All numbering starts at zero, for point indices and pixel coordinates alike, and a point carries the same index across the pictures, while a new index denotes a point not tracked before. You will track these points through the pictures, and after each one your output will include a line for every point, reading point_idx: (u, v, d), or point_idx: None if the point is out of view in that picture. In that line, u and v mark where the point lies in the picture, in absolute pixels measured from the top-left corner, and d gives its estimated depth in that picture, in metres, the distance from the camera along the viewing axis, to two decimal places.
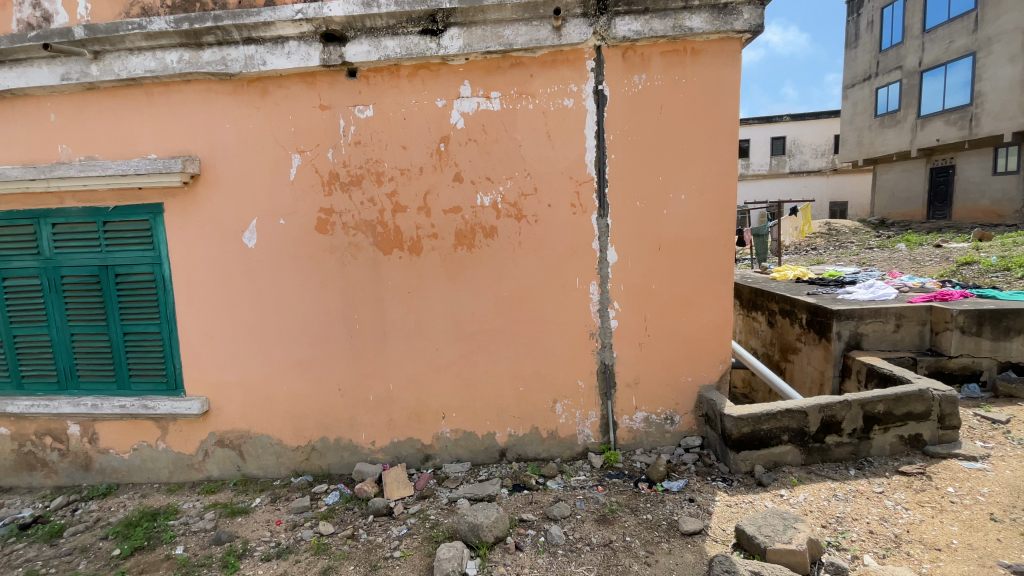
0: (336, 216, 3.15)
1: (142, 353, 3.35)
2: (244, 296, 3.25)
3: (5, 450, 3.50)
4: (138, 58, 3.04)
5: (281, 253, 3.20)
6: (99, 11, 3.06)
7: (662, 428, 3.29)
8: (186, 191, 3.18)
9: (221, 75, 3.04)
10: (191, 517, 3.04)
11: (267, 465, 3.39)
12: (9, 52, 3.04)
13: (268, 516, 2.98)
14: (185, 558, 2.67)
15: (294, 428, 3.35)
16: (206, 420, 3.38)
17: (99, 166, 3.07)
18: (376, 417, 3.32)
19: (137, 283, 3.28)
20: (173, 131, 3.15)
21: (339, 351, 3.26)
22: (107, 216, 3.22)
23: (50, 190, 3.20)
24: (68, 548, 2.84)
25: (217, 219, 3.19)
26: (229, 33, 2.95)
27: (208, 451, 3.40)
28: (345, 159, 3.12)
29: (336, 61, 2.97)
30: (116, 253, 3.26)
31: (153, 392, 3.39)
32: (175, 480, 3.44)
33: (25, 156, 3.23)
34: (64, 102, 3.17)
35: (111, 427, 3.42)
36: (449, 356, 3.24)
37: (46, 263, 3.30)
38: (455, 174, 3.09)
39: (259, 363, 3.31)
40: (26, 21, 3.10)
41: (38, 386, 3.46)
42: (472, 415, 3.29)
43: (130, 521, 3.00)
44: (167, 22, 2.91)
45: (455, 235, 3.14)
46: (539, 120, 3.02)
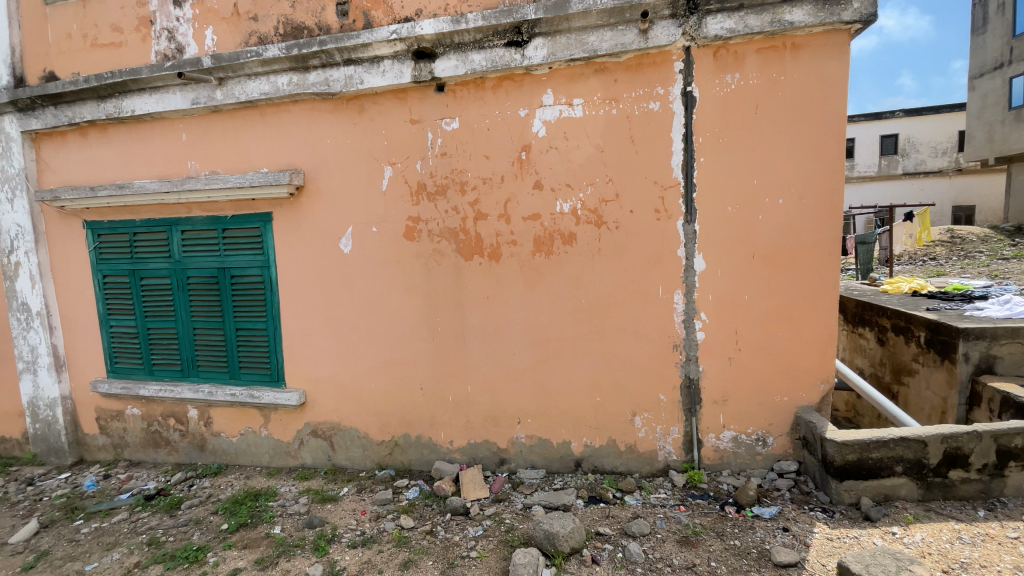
0: (422, 224, 3.30)
1: (250, 347, 3.70)
2: (338, 298, 3.49)
3: (136, 428, 4.00)
4: (255, 82, 3.39)
5: (372, 258, 3.40)
6: (224, 42, 3.46)
7: (752, 449, 3.07)
8: (291, 201, 3.49)
9: (324, 94, 3.32)
10: (288, 500, 3.29)
11: (355, 456, 3.60)
12: (151, 81, 3.51)
13: (354, 506, 3.15)
14: (282, 537, 2.88)
15: (379, 423, 3.53)
16: (302, 411, 3.65)
17: (221, 179, 3.45)
18: (455, 418, 3.40)
19: (248, 284, 3.64)
20: (282, 147, 3.47)
21: (422, 353, 3.39)
22: (226, 224, 3.61)
23: (181, 202, 3.65)
24: (185, 519, 3.17)
25: (317, 227, 3.46)
26: (332, 55, 3.21)
27: (303, 440, 3.67)
28: (432, 170, 3.26)
29: (426, 77, 3.13)
30: (232, 257, 3.63)
31: (258, 383, 3.72)
32: (274, 464, 3.75)
33: (161, 171, 3.70)
34: (193, 123, 3.61)
35: (223, 413, 3.79)
36: (527, 363, 3.25)
37: (175, 265, 3.75)
38: (535, 181, 3.12)
39: (350, 361, 3.53)
40: (163, 53, 3.56)
41: (165, 373, 3.92)
42: (548, 422, 3.27)
43: (236, 499, 3.30)
44: (280, 49, 3.22)
45: (534, 242, 3.15)
46: (622, 125, 2.97)
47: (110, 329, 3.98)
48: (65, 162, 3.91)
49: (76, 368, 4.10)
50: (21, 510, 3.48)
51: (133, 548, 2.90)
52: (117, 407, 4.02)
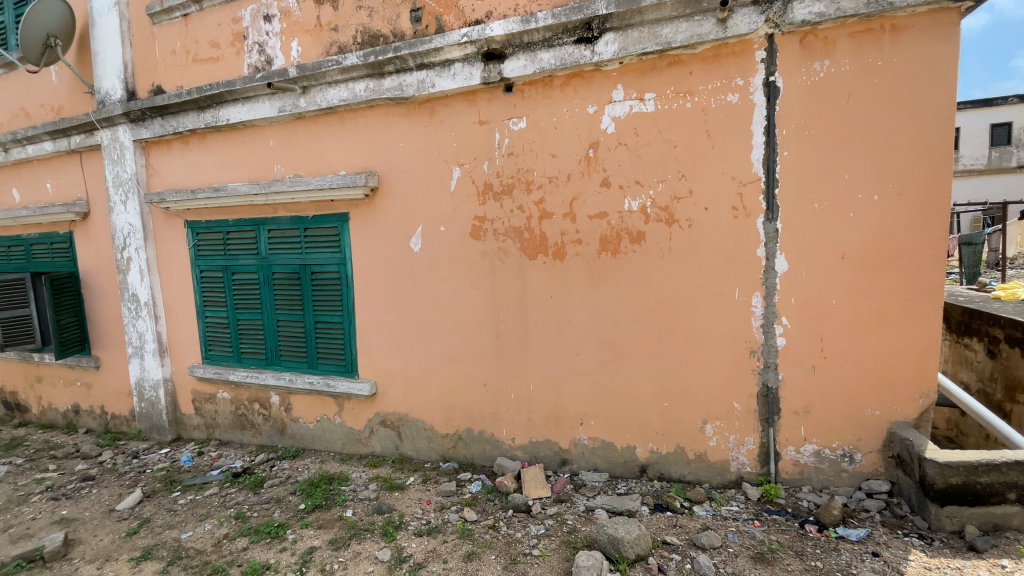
0: (488, 223, 3.34)
1: (327, 338, 3.92)
2: (407, 295, 3.62)
3: (226, 411, 4.36)
4: (335, 89, 3.59)
5: (441, 256, 3.49)
6: (308, 53, 3.69)
7: (837, 465, 2.85)
8: (366, 202, 3.66)
9: (397, 99, 3.45)
10: (359, 485, 3.45)
11: (420, 447, 3.71)
12: (244, 92, 3.81)
13: (420, 495, 3.25)
14: (353, 520, 3.02)
15: (444, 417, 3.62)
16: (373, 401, 3.82)
17: (304, 182, 3.69)
18: (517, 416, 3.41)
19: (327, 280, 3.86)
20: (358, 150, 3.65)
21: (486, 350, 3.43)
22: (308, 223, 3.85)
23: (268, 203, 3.93)
24: (268, 497, 3.41)
25: (389, 226, 3.61)
26: (405, 60, 3.33)
27: (373, 429, 3.84)
28: (498, 170, 3.29)
29: (495, 78, 3.17)
30: (313, 254, 3.87)
31: (334, 373, 3.94)
32: (346, 451, 3.95)
33: (252, 175, 4.01)
34: (280, 130, 3.88)
35: (301, 400, 4.04)
36: (592, 364, 3.20)
37: (262, 262, 4.05)
38: (602, 179, 3.06)
39: (418, 355, 3.64)
40: (254, 65, 3.86)
41: (251, 360, 4.23)
42: (613, 425, 3.20)
43: (312, 481, 3.50)
44: (358, 57, 3.39)
45: (600, 241, 3.10)
46: (697, 119, 2.85)
47: (205, 320, 4.36)
48: (169, 167, 4.33)
49: (175, 354, 4.52)
50: (129, 479, 3.89)
51: (223, 520, 3.15)
52: (209, 390, 4.40)
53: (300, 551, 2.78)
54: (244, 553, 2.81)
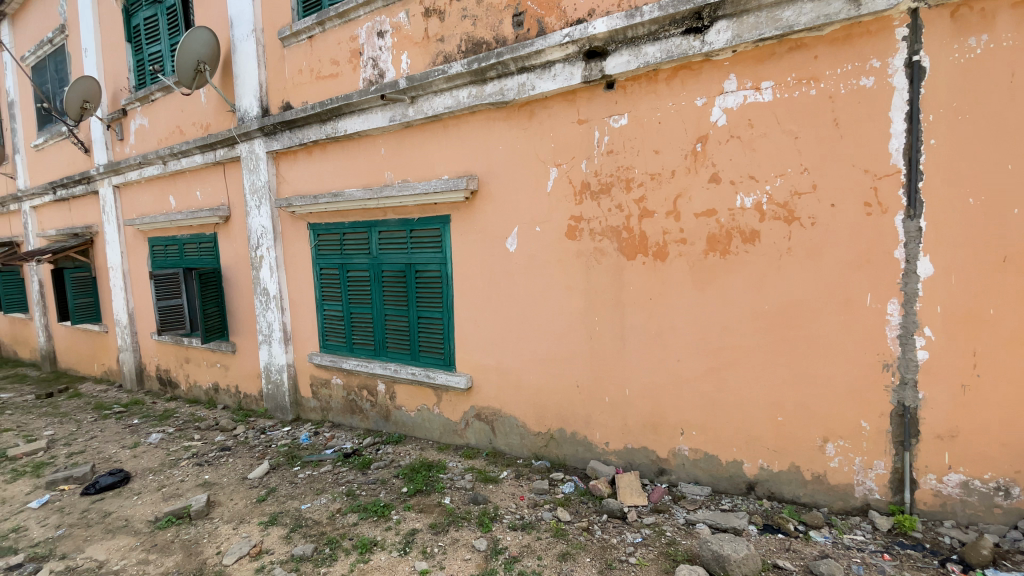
0: (585, 223, 3.31)
1: (429, 333, 4.14)
2: (504, 294, 3.70)
3: (338, 395, 4.76)
4: (440, 97, 3.77)
5: (537, 255, 3.52)
6: (416, 64, 3.91)
7: (989, 500, 2.45)
8: (467, 204, 3.80)
9: (498, 103, 3.53)
10: (455, 474, 3.59)
11: (513, 443, 3.77)
12: (359, 103, 4.13)
13: (513, 490, 3.31)
14: (451, 508, 3.15)
15: (537, 416, 3.64)
16: (469, 395, 3.96)
17: (411, 186, 3.92)
18: (612, 420, 3.34)
19: (429, 278, 4.07)
20: (461, 154, 3.80)
21: (581, 351, 3.40)
22: (414, 224, 4.09)
23: (378, 207, 4.23)
24: (374, 478, 3.66)
25: (488, 227, 3.71)
26: (507, 65, 3.40)
27: (468, 422, 3.98)
28: (597, 169, 3.23)
29: (596, 75, 3.12)
30: (417, 253, 4.10)
31: (434, 366, 4.14)
32: (443, 440, 4.13)
33: (365, 180, 4.35)
34: (390, 138, 4.16)
35: (404, 389, 4.30)
36: (694, 371, 3.04)
37: (372, 260, 4.37)
38: (711, 175, 2.90)
39: (513, 353, 3.70)
40: (369, 79, 4.17)
41: (361, 350, 4.58)
42: (716, 437, 3.02)
43: (414, 467, 3.71)
44: (462, 65, 3.52)
45: (708, 240, 2.94)
46: (823, 107, 2.61)
47: (322, 312, 4.79)
48: (295, 175, 4.82)
49: (296, 342, 5.03)
50: (258, 451, 4.39)
51: (336, 496, 3.44)
52: (324, 376, 4.83)
53: (404, 532, 2.95)
54: (354, 528, 3.04)
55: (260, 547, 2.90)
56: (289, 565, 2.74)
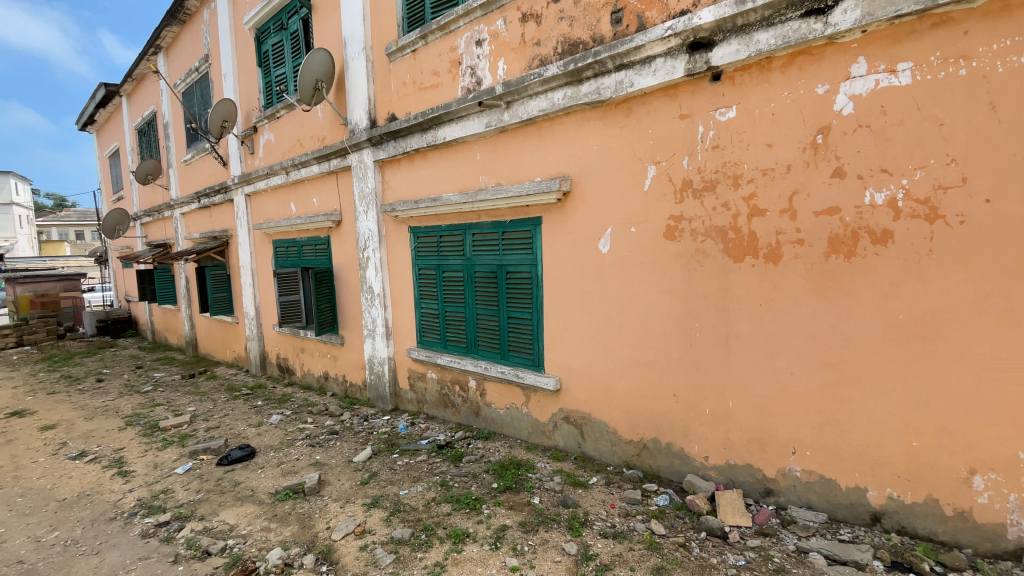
0: (685, 223, 3.15)
1: (519, 333, 4.19)
2: (596, 296, 3.64)
3: (432, 389, 4.98)
4: (536, 100, 3.81)
5: (632, 257, 3.41)
6: (512, 69, 3.98)
7: None
8: (559, 205, 3.79)
9: (594, 102, 3.48)
10: (544, 475, 3.59)
11: (603, 449, 3.69)
12: (458, 110, 4.30)
13: (604, 496, 3.24)
14: (541, 508, 3.16)
15: (629, 422, 3.54)
16: (558, 397, 3.94)
17: (504, 190, 4.01)
18: (712, 432, 3.15)
19: (520, 279, 4.13)
20: (555, 155, 3.80)
21: (678, 358, 3.25)
22: (507, 226, 4.17)
23: (473, 210, 4.37)
24: (466, 471, 3.78)
25: (581, 228, 3.68)
26: (605, 64, 3.34)
27: (557, 424, 3.97)
28: (700, 165, 3.07)
29: (700, 68, 2.97)
30: (509, 255, 4.18)
31: (523, 366, 4.18)
32: (531, 440, 4.15)
33: (461, 184, 4.51)
34: (485, 143, 4.27)
35: (494, 388, 4.39)
36: (808, 385, 2.78)
37: (466, 261, 4.52)
38: (834, 169, 2.63)
39: (605, 357, 3.63)
40: (467, 87, 4.32)
41: (454, 347, 4.75)
42: (833, 459, 2.73)
43: (503, 464, 3.77)
44: (559, 66, 3.53)
45: (829, 241, 2.67)
46: (977, 89, 2.26)
47: (420, 310, 5.05)
48: (398, 181, 5.13)
49: (396, 337, 5.34)
50: (361, 437, 4.72)
51: (430, 485, 3.59)
52: (421, 370, 5.08)
53: (495, 527, 3.00)
54: (448, 517, 3.15)
55: (363, 527, 3.11)
56: (389, 546, 2.90)
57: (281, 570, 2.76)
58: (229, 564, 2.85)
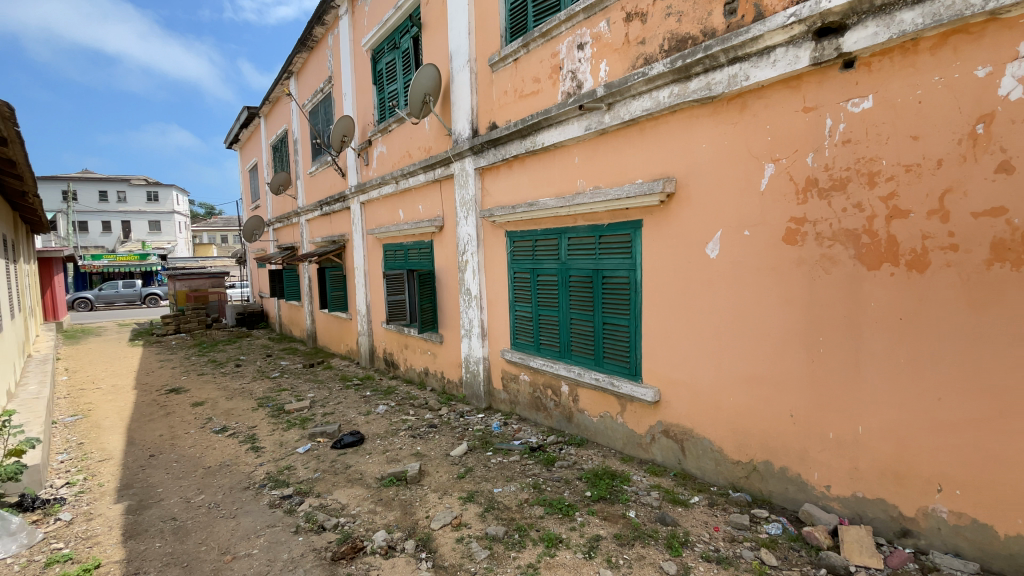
0: (808, 226, 2.88)
1: (615, 340, 4.10)
2: (701, 304, 3.45)
3: (525, 392, 5.03)
4: (639, 100, 3.71)
5: (744, 264, 3.18)
6: (614, 70, 3.92)
7: None
8: (662, 208, 3.66)
9: (704, 99, 3.31)
10: (641, 489, 3.46)
11: (706, 468, 3.48)
12: (558, 115, 4.32)
13: (706, 518, 3.05)
14: (637, 522, 3.05)
15: (736, 441, 3.30)
16: (656, 409, 3.79)
17: (603, 193, 3.96)
18: (835, 459, 2.83)
19: (618, 284, 4.04)
20: (658, 157, 3.67)
21: (796, 374, 2.97)
22: (604, 231, 4.11)
23: (570, 214, 4.36)
24: (559, 476, 3.76)
25: (686, 232, 3.51)
26: (716, 58, 3.17)
27: (655, 437, 3.81)
28: (827, 163, 2.79)
29: (829, 55, 2.69)
30: (607, 260, 4.11)
31: (619, 374, 4.08)
32: (626, 451, 4.03)
33: (559, 189, 4.52)
34: (584, 146, 4.24)
35: (588, 394, 4.33)
36: (961, 414, 2.39)
37: (562, 266, 4.52)
38: (1001, 163, 2.24)
39: (710, 369, 3.42)
40: (567, 91, 4.33)
41: (548, 351, 4.75)
42: (991, 503, 2.32)
43: (597, 473, 3.70)
44: (665, 64, 3.41)
45: (992, 247, 2.28)
46: None
47: (514, 313, 5.13)
48: (497, 187, 5.27)
49: (491, 338, 5.48)
50: (457, 432, 4.90)
51: (523, 486, 3.62)
52: (514, 372, 5.16)
53: (588, 536, 2.95)
54: (541, 520, 3.16)
55: (459, 520, 3.22)
56: (483, 541, 2.97)
57: (385, 551, 2.94)
58: (341, 540, 3.10)
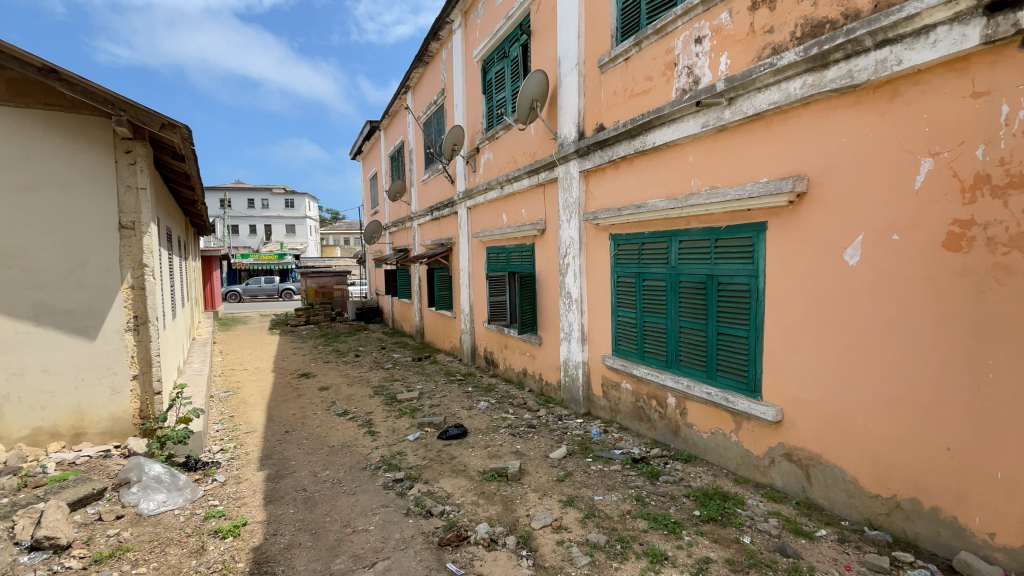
0: (977, 229, 2.46)
1: (731, 352, 3.84)
2: (835, 316, 3.11)
3: (627, 400, 4.89)
4: (765, 93, 3.44)
5: (890, 272, 2.80)
6: (736, 63, 3.67)
7: None
8: (790, 210, 3.36)
9: (845, 88, 2.97)
10: (757, 514, 3.20)
11: (836, 499, 3.12)
12: (672, 113, 4.15)
13: (836, 554, 2.73)
14: (753, 549, 2.82)
15: (874, 472, 2.91)
16: (777, 429, 3.48)
17: (721, 194, 3.73)
18: (1003, 505, 2.38)
19: (735, 292, 3.78)
20: (786, 155, 3.37)
21: (955, 402, 2.54)
22: (721, 235, 3.87)
23: (683, 216, 4.17)
24: (664, 490, 3.60)
25: (818, 236, 3.19)
26: (861, 42, 2.84)
27: (775, 460, 3.50)
28: (1004, 155, 2.36)
29: (1004, 32, 2.28)
30: (723, 265, 3.86)
31: (734, 389, 3.81)
32: (740, 473, 3.75)
33: (669, 191, 4.34)
34: (700, 145, 4.03)
35: (697, 408, 4.10)
36: None
37: (672, 271, 4.34)
38: None
39: (844, 389, 3.07)
40: (682, 88, 4.15)
41: (653, 359, 4.58)
42: None
43: (706, 492, 3.48)
44: (797, 53, 3.13)
45: None
46: None
47: (617, 318, 5.02)
48: (602, 190, 5.20)
49: (592, 343, 5.42)
50: (556, 435, 4.91)
51: (626, 497, 3.53)
52: (616, 379, 5.04)
53: (696, 557, 2.79)
54: (645, 534, 3.05)
55: (560, 522, 3.23)
56: (584, 547, 2.94)
57: (487, 543, 3.04)
58: (447, 527, 3.26)
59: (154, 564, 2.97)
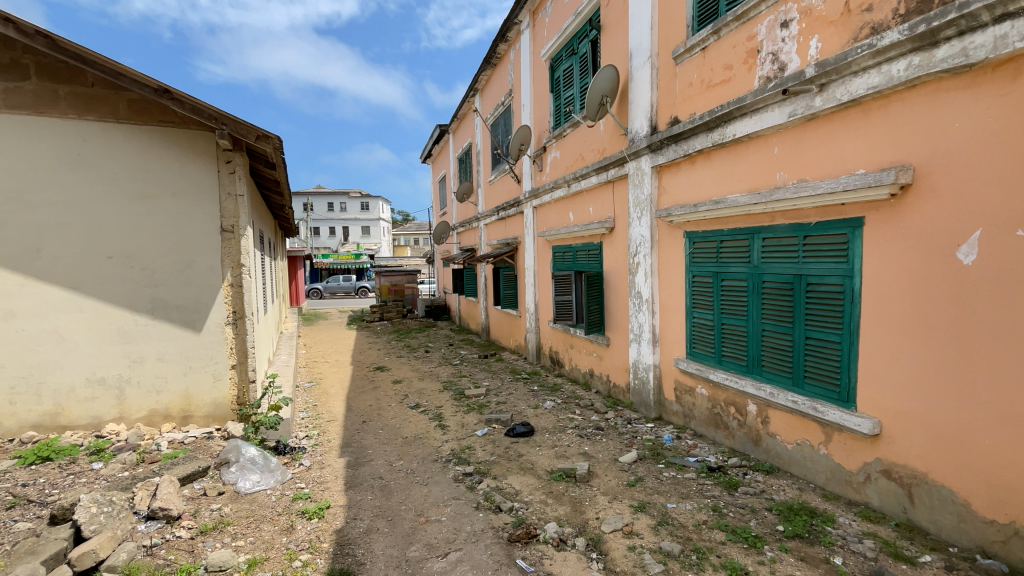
0: None
1: (821, 358, 3.57)
2: (944, 321, 2.80)
3: (702, 406, 4.69)
4: (862, 77, 3.15)
5: (1013, 272, 2.48)
6: (829, 46, 3.40)
7: None
8: (892, 204, 3.06)
9: (958, 68, 2.66)
10: (849, 534, 2.95)
11: (944, 524, 2.81)
12: (755, 103, 3.92)
13: None
14: (845, 571, 2.62)
15: (991, 497, 2.59)
16: (873, 444, 3.19)
17: (811, 187, 3.47)
18: None
19: (827, 293, 3.51)
20: (887, 144, 3.08)
21: None
22: (809, 231, 3.60)
23: (766, 211, 3.93)
24: (743, 502, 3.42)
25: (925, 233, 2.88)
26: (977, 16, 2.52)
27: (871, 476, 3.20)
28: None
29: None
30: (812, 265, 3.60)
31: (825, 398, 3.54)
32: (830, 488, 3.48)
33: (751, 185, 4.11)
34: (786, 136, 3.78)
35: (781, 417, 3.85)
36: None
37: (754, 270, 4.11)
38: None
39: (954, 402, 2.75)
40: (766, 75, 3.91)
41: (732, 364, 4.36)
42: None
43: (791, 507, 3.26)
44: (901, 32, 2.84)
45: None
46: None
47: (692, 319, 4.83)
48: (676, 185, 5.02)
49: (663, 345, 5.25)
50: (626, 438, 4.81)
51: (701, 507, 3.39)
52: (689, 383, 4.85)
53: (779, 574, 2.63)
54: (722, 546, 2.92)
55: (631, 527, 3.16)
56: (657, 555, 2.86)
57: (557, 543, 3.05)
58: (516, 523, 3.30)
59: (250, 538, 3.26)
